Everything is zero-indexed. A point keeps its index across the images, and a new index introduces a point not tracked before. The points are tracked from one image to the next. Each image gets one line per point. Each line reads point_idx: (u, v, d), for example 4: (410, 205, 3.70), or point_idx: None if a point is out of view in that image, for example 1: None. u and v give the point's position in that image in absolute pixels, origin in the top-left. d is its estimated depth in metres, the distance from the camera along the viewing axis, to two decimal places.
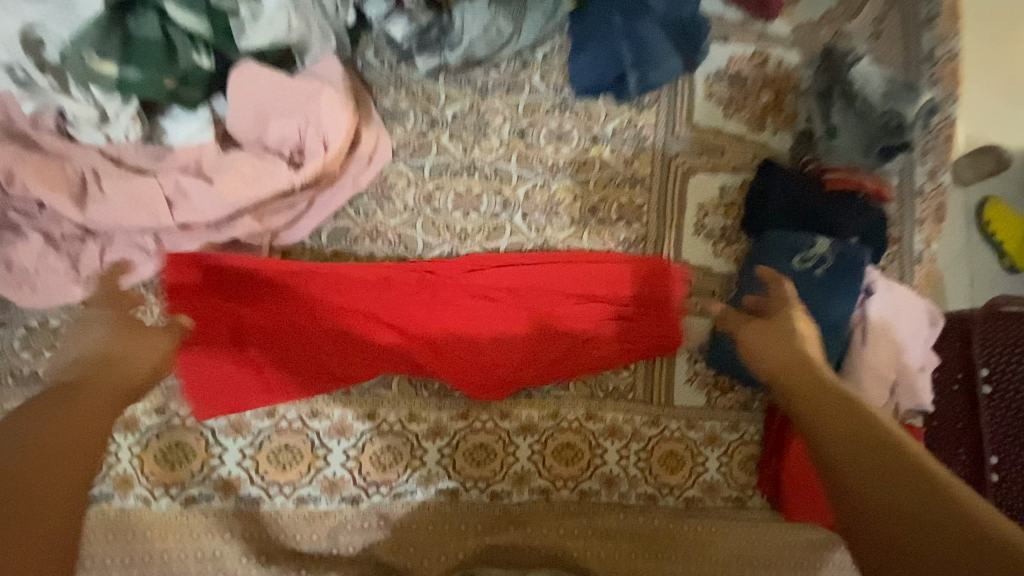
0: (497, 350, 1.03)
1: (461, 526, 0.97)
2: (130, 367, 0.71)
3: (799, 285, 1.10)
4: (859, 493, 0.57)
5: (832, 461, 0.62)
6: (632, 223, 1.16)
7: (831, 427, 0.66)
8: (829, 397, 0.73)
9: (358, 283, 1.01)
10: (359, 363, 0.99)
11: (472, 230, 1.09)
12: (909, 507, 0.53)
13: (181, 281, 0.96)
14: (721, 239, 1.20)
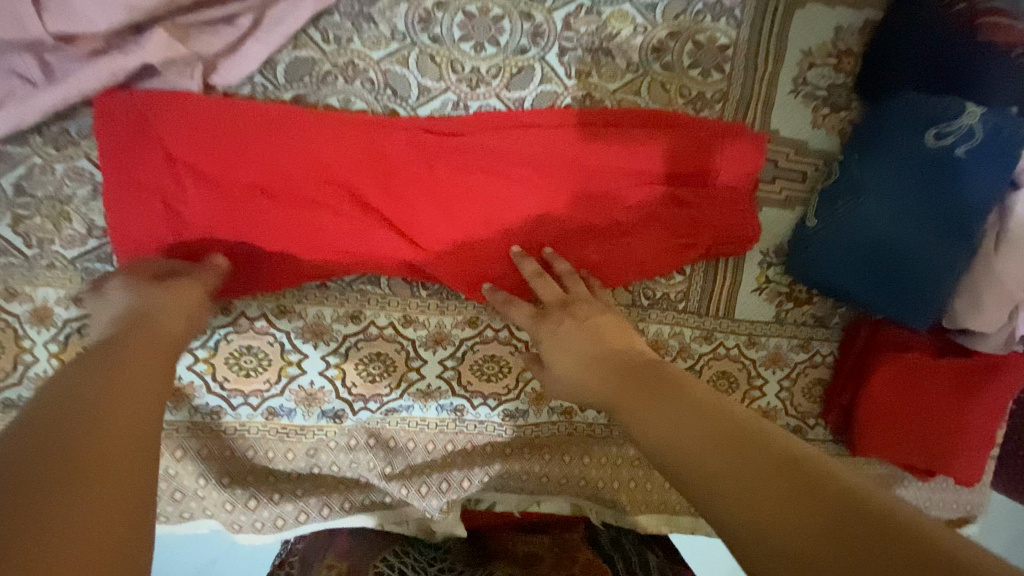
0: (543, 237, 0.78)
1: (468, 449, 0.82)
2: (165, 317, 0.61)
3: (928, 166, 0.79)
4: (724, 503, 0.42)
5: (687, 475, 0.46)
6: (710, 74, 0.84)
7: (665, 438, 0.50)
8: (663, 388, 0.56)
9: (336, 141, 0.73)
10: (348, 249, 0.75)
11: (488, 73, 0.79)
12: (772, 501, 0.40)
13: (109, 123, 0.69)
14: (825, 104, 0.88)
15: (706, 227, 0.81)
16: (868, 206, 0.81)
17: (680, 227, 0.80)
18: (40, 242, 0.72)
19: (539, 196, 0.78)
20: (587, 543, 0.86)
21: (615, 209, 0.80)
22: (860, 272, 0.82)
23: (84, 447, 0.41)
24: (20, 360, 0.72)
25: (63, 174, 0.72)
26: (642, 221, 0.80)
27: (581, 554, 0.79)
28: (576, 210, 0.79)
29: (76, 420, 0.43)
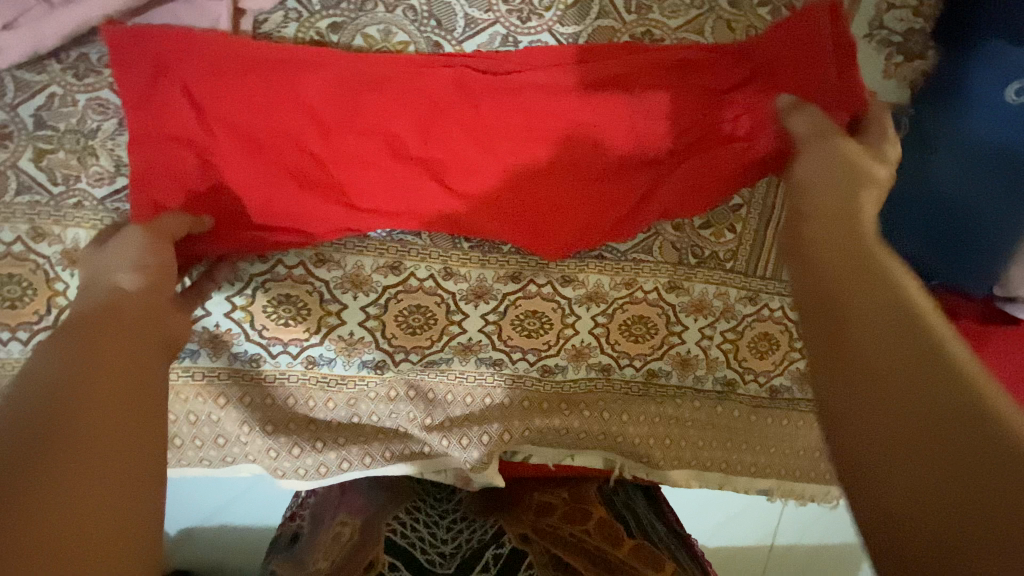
0: (586, 186, 0.74)
1: (506, 403, 0.81)
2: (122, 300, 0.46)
3: (1006, 119, 0.74)
4: (833, 390, 0.34)
5: (831, 324, 0.36)
6: (781, 13, 0.77)
7: (819, 283, 0.39)
8: (833, 230, 0.42)
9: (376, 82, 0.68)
10: (393, 198, 0.71)
11: (540, 4, 0.72)
12: (893, 415, 0.30)
13: (125, 55, 0.62)
14: (901, 51, 0.80)
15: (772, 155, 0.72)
16: (938, 162, 0.77)
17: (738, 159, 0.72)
18: (65, 179, 0.67)
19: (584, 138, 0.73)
20: (602, 500, 0.85)
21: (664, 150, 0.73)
22: (923, 230, 0.79)
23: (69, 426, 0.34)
24: (53, 304, 0.69)
25: (85, 106, 0.66)
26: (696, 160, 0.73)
27: (595, 511, 0.80)
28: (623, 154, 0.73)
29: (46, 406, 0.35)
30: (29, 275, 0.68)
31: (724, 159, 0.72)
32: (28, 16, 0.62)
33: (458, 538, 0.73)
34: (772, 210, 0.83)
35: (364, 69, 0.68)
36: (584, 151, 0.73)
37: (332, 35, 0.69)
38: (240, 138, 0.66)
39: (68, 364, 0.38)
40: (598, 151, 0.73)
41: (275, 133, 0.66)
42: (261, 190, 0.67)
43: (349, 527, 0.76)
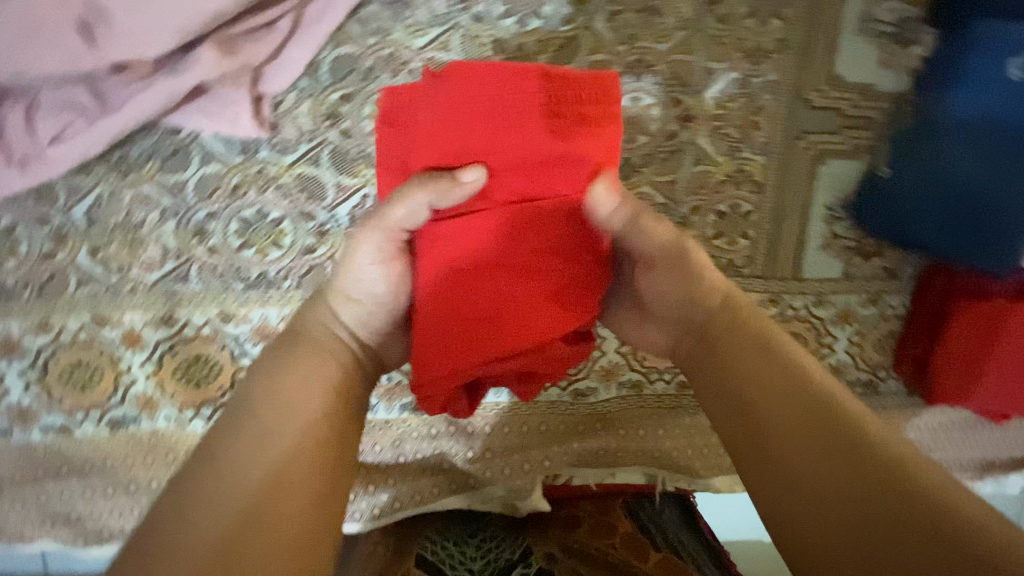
0: (498, 339, 0.57)
1: (543, 429, 0.84)
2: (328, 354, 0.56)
3: (1013, 99, 0.73)
4: (773, 473, 0.47)
5: (755, 415, 0.50)
6: (768, 22, 0.78)
7: (770, 395, 0.49)
8: (740, 335, 0.54)
9: (534, 184, 0.54)
10: (467, 333, 0.57)
11: (533, 49, 0.75)
12: (848, 481, 0.43)
13: (404, 114, 0.53)
14: (894, 42, 0.81)
15: (565, 293, 0.57)
16: (950, 150, 0.75)
17: (555, 312, 0.57)
18: (119, 270, 0.73)
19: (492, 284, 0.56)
20: (627, 513, 0.85)
21: (518, 309, 0.56)
22: (933, 218, 0.78)
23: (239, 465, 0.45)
24: (120, 383, 0.75)
25: (130, 202, 0.72)
26: (550, 308, 0.57)
27: (619, 525, 0.81)
28: (537, 305, 0.57)
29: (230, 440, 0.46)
30: (96, 359, 0.74)
31: (546, 315, 0.57)
32: (70, 129, 0.68)
33: (488, 550, 0.74)
34: (785, 211, 0.84)
35: None
36: (531, 311, 0.57)
37: (344, 105, 0.73)
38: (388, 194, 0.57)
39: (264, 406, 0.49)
40: (533, 316, 0.57)
41: (465, 254, 0.55)
42: (494, 341, 0.57)
43: (384, 544, 0.78)
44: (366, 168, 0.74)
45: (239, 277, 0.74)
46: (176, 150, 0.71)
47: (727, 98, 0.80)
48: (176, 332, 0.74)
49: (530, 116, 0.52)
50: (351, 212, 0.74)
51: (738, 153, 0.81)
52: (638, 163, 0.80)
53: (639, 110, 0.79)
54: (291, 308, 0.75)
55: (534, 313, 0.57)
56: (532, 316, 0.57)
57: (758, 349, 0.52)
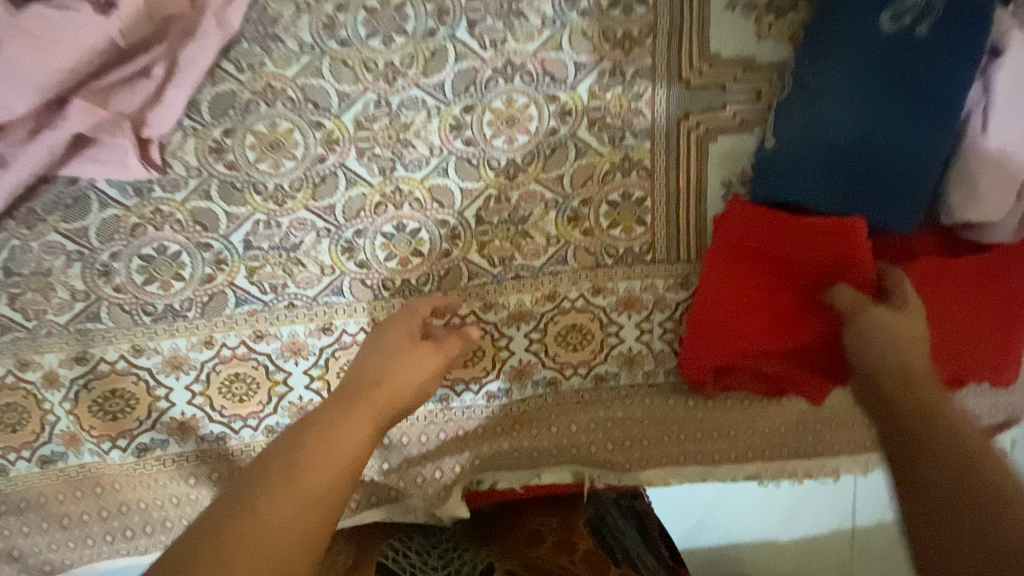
0: (746, 340, 0.79)
1: (460, 434, 0.84)
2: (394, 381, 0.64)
3: (890, 57, 0.71)
4: (922, 475, 0.49)
5: (917, 422, 0.54)
6: (633, 9, 0.79)
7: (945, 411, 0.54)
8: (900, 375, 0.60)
9: (828, 258, 0.74)
10: (716, 330, 0.80)
11: (402, 64, 0.78)
12: (956, 479, 0.47)
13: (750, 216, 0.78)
14: (768, 11, 0.80)
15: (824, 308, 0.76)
16: (828, 108, 0.74)
17: (752, 326, 0.79)
18: (36, 314, 0.78)
19: (731, 304, 0.80)
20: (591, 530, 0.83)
21: (745, 326, 0.79)
22: (826, 181, 0.76)
23: (241, 507, 0.47)
24: (46, 422, 0.79)
25: (39, 250, 0.78)
26: (787, 321, 0.78)
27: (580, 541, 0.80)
28: (775, 320, 0.78)
29: (258, 484, 0.49)
30: (23, 401, 0.79)
31: (737, 333, 0.79)
32: None
33: (449, 564, 0.73)
34: (679, 194, 0.83)
35: (269, 164, 0.78)
36: (738, 336, 0.79)
37: (226, 139, 0.77)
38: (749, 237, 0.78)
39: (297, 448, 0.52)
40: (799, 330, 0.78)
41: (721, 301, 0.80)
42: (788, 340, 0.78)
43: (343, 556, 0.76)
44: (254, 196, 0.78)
45: (146, 311, 0.79)
46: (77, 198, 0.77)
47: (601, 89, 0.80)
48: (92, 368, 0.79)
49: (825, 243, 0.74)
50: (244, 239, 0.79)
51: (622, 141, 0.81)
52: (522, 163, 0.81)
53: (516, 110, 0.80)
54: (199, 336, 0.80)
55: (781, 327, 0.78)
56: (818, 334, 0.77)
57: (903, 364, 0.61)
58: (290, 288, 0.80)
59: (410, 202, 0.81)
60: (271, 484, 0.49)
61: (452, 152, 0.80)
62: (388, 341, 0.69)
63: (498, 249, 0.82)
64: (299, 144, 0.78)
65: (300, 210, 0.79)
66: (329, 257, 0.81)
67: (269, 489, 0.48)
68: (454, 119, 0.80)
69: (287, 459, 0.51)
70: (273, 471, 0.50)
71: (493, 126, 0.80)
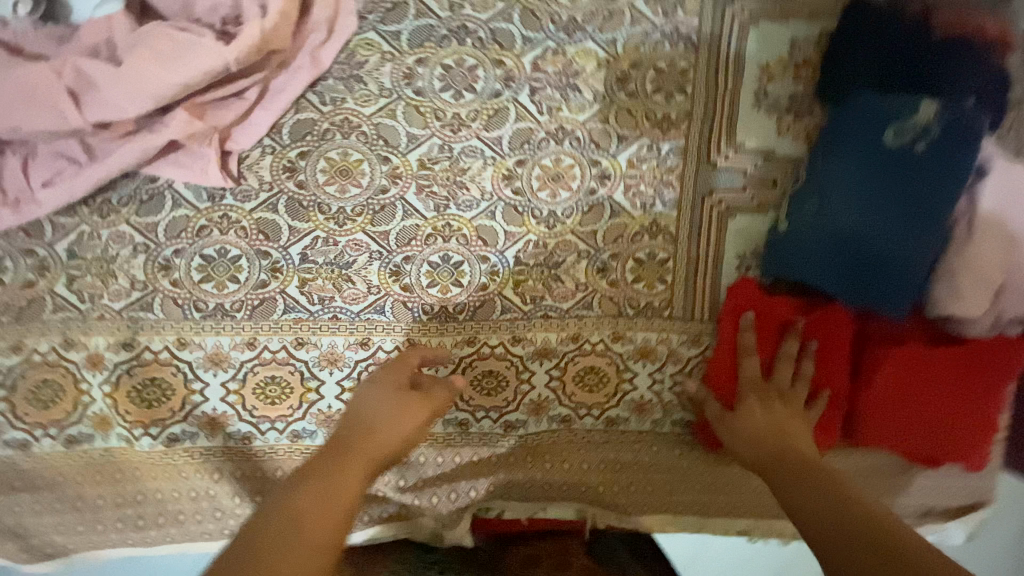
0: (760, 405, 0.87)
1: (474, 460, 0.88)
2: (389, 437, 0.69)
3: (889, 167, 0.83)
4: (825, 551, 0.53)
5: (823, 496, 0.58)
6: (673, 96, 0.91)
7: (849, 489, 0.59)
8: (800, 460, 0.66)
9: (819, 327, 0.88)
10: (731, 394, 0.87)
11: (467, 117, 0.88)
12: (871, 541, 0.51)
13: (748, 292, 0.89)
14: (789, 112, 0.92)
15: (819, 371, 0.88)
16: (833, 204, 0.85)
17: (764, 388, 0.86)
18: (91, 297, 0.82)
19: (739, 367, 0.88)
20: None
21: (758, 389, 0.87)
22: (829, 268, 0.86)
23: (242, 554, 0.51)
24: (79, 402, 0.81)
25: (107, 238, 0.82)
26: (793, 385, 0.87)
27: None
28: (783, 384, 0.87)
29: (261, 536, 0.53)
30: (61, 380, 0.81)
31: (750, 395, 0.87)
32: (62, 176, 0.79)
33: None
34: (698, 259, 0.92)
35: (337, 188, 0.86)
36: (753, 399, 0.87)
37: (300, 160, 0.85)
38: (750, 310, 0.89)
39: (292, 502, 0.57)
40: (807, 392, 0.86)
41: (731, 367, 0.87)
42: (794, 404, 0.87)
43: None
44: (318, 215, 0.86)
45: (196, 307, 0.84)
46: (152, 195, 0.83)
47: (639, 160, 0.90)
48: (135, 355, 0.82)
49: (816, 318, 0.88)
50: (301, 251, 0.86)
51: (653, 207, 0.91)
52: (562, 215, 0.90)
53: (563, 169, 0.90)
54: (243, 336, 0.84)
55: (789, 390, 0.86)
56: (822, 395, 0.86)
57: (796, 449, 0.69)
58: (336, 302, 0.86)
59: (457, 237, 0.89)
60: (268, 533, 0.53)
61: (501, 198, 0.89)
62: (379, 393, 0.74)
63: (531, 289, 0.90)
64: (366, 174, 0.87)
65: (357, 232, 0.87)
66: (377, 278, 0.88)
67: (263, 535, 0.53)
68: (507, 170, 0.89)
69: (288, 508, 0.56)
70: (285, 523, 0.54)
71: (541, 181, 0.90)
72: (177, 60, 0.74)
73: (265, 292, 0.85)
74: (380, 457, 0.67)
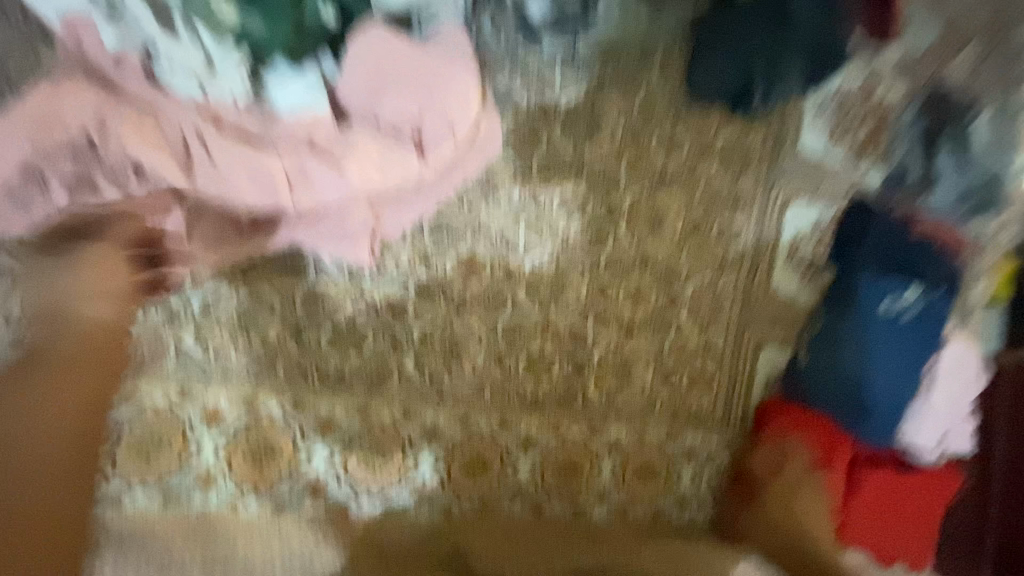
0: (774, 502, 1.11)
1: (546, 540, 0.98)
2: (87, 347, 0.78)
3: (885, 330, 1.11)
4: None
5: None
6: (729, 245, 1.14)
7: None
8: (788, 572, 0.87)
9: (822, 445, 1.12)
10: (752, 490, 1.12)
11: (575, 235, 1.05)
12: None
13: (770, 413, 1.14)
14: (810, 270, 1.19)
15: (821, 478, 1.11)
16: (845, 352, 1.11)
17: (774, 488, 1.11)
18: (217, 351, 0.84)
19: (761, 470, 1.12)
20: None
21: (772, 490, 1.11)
22: (837, 399, 1.11)
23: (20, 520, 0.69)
24: (186, 454, 0.82)
25: (248, 297, 0.86)
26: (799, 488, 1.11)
27: None
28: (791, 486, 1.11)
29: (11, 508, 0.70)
30: (171, 429, 0.81)
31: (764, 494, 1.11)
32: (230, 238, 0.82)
33: None
34: (736, 377, 1.13)
35: (462, 279, 0.97)
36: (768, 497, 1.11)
37: (435, 251, 0.96)
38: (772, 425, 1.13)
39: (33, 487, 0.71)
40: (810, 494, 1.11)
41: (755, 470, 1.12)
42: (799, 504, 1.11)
43: None
44: (441, 300, 0.96)
45: (318, 371, 0.89)
46: (297, 262, 0.88)
47: (701, 291, 1.12)
48: (254, 414, 0.84)
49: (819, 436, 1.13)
50: (422, 330, 0.95)
51: (707, 331, 1.12)
52: (639, 327, 1.08)
53: (643, 289, 1.08)
54: (355, 404, 0.90)
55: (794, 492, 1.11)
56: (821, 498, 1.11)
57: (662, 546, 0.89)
58: (444, 380, 0.95)
59: (554, 334, 1.02)
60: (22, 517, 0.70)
61: (593, 306, 1.05)
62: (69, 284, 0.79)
63: (609, 387, 1.04)
64: (487, 269, 0.99)
65: (472, 320, 0.98)
66: (482, 362, 0.98)
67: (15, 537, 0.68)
68: (601, 284, 1.06)
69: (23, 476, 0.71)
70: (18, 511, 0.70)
71: (626, 296, 1.07)
72: (392, 167, 0.82)
73: (384, 363, 0.92)
74: (103, 388, 0.79)
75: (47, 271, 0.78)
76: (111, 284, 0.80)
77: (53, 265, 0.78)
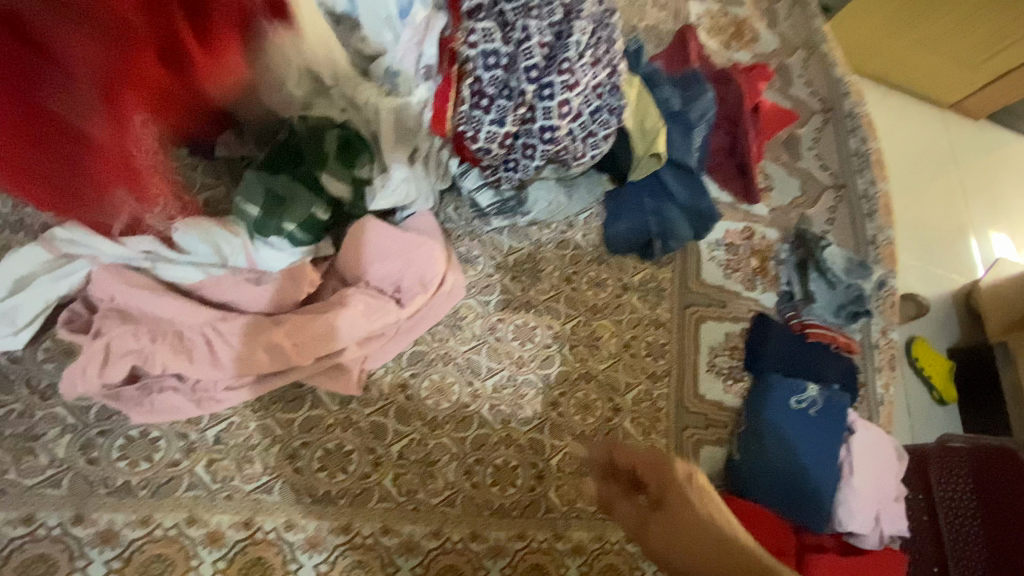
0: None
1: None
2: None
3: (798, 424, 1.30)
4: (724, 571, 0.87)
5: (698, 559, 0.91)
6: (658, 358, 1.38)
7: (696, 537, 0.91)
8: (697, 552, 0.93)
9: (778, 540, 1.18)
10: None
11: (528, 356, 1.28)
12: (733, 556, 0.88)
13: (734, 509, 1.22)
14: (729, 377, 1.42)
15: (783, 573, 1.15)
16: (770, 445, 1.28)
17: None
18: (223, 478, 0.98)
19: None
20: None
21: None
22: (773, 492, 1.25)
23: None
24: None
25: (254, 429, 1.02)
26: None
27: None
28: None
29: None
30: (174, 554, 0.91)
31: None
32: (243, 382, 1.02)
33: None
34: None
35: (434, 401, 1.16)
36: None
37: (411, 380, 1.17)
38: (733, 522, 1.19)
39: None
40: None
41: None
42: None
43: None
44: (416, 421, 1.14)
45: (308, 492, 1.02)
46: (297, 396, 1.07)
47: (640, 398, 1.33)
48: (250, 534, 0.96)
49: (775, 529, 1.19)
50: (400, 449, 1.10)
51: (650, 436, 1.30)
52: (589, 433, 1.25)
53: (589, 401, 1.28)
54: (340, 521, 1.02)
55: None
56: None
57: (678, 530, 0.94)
58: (420, 494, 1.08)
59: (516, 445, 1.19)
60: None
61: (548, 418, 1.23)
62: None
63: (568, 492, 1.18)
64: (455, 392, 1.19)
65: (443, 436, 1.15)
66: (452, 475, 1.12)
67: None
68: (553, 398, 1.25)
69: None
70: None
71: (576, 407, 1.27)
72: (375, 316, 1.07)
73: (367, 479, 1.06)
74: None
75: (89, 416, 0.95)
76: (139, 426, 0.97)
77: (95, 410, 0.96)
